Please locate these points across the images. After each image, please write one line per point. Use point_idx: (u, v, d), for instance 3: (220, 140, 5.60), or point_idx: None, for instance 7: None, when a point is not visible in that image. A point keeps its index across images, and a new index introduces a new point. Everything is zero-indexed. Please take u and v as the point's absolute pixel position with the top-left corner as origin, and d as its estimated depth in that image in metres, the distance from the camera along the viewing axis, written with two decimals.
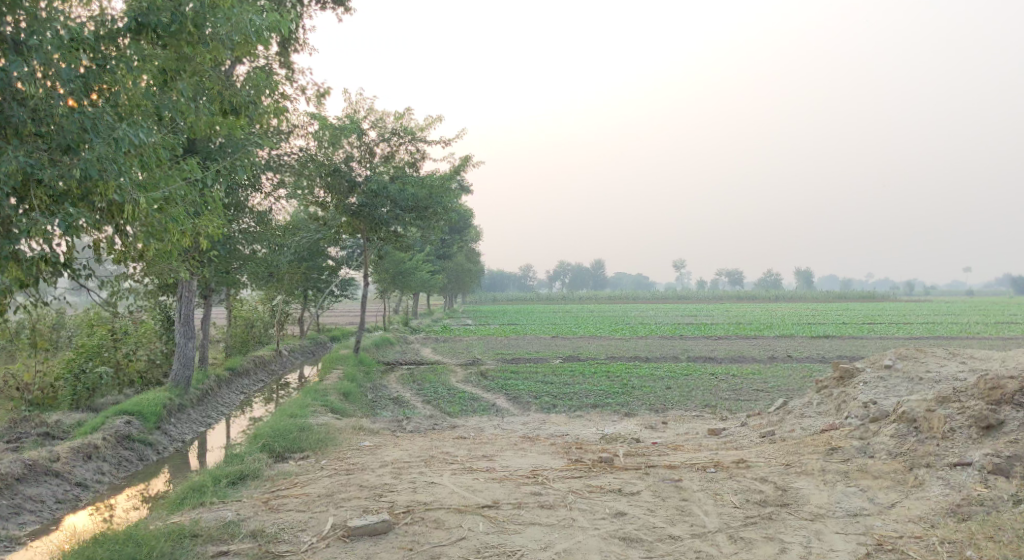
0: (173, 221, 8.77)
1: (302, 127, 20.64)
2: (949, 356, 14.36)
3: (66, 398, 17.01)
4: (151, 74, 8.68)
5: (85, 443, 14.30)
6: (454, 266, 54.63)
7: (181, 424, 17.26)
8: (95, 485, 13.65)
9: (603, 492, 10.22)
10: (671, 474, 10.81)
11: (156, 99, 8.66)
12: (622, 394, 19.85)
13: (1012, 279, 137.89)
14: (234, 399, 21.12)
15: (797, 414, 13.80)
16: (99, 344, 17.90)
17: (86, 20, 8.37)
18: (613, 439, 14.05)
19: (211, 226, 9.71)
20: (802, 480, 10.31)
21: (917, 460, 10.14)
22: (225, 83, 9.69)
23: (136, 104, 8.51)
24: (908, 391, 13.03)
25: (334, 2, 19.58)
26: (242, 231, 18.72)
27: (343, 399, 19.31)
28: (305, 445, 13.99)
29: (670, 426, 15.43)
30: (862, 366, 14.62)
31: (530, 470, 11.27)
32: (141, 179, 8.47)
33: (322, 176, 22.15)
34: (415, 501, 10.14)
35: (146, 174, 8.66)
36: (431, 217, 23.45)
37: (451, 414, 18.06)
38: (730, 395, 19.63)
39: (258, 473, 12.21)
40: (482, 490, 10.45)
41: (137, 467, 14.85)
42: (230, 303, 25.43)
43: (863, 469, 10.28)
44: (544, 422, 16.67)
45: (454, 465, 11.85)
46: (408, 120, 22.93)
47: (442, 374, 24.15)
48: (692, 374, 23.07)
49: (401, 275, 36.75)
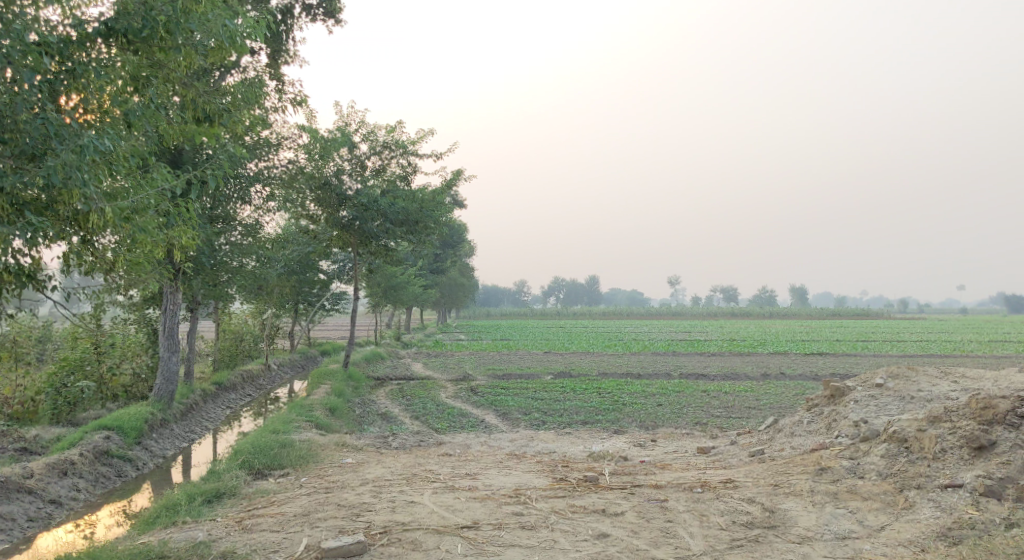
0: (142, 232, 8.68)
1: (291, 139, 20.46)
2: (942, 375, 14.16)
3: (47, 413, 16.66)
4: (120, 81, 8.51)
5: (61, 459, 14.01)
6: (448, 281, 54.32)
7: (163, 439, 16.93)
8: (70, 502, 13.37)
9: (586, 513, 9.97)
10: (657, 494, 10.56)
11: (125, 105, 8.47)
12: (613, 411, 19.60)
13: (1005, 298, 137.78)
14: (219, 413, 20.82)
15: (787, 433, 13.59)
16: (82, 357, 17.63)
17: (55, 24, 8.22)
18: (602, 457, 13.80)
19: (186, 237, 9.54)
20: (790, 501, 10.06)
21: (907, 482, 9.91)
22: (199, 89, 9.46)
23: (104, 110, 8.36)
24: (900, 410, 12.82)
25: (325, 13, 19.44)
26: (229, 244, 18.47)
27: (330, 414, 19.02)
28: (286, 462, 13.72)
29: (660, 444, 15.18)
30: (853, 385, 14.41)
31: (513, 489, 11.01)
32: (106, 187, 8.35)
33: (311, 189, 21.97)
34: (392, 521, 9.87)
35: (113, 183, 8.54)
36: (423, 230, 23.22)
37: (439, 430, 17.78)
38: (722, 413, 19.39)
39: (235, 490, 11.94)
40: (462, 509, 10.19)
41: (115, 483, 14.54)
42: (219, 316, 25.18)
43: (853, 490, 10.05)
44: (532, 439, 16.41)
45: (436, 483, 11.58)
46: (399, 134, 22.77)
47: (432, 390, 23.88)
48: (684, 391, 22.82)
49: (394, 289, 36.49)
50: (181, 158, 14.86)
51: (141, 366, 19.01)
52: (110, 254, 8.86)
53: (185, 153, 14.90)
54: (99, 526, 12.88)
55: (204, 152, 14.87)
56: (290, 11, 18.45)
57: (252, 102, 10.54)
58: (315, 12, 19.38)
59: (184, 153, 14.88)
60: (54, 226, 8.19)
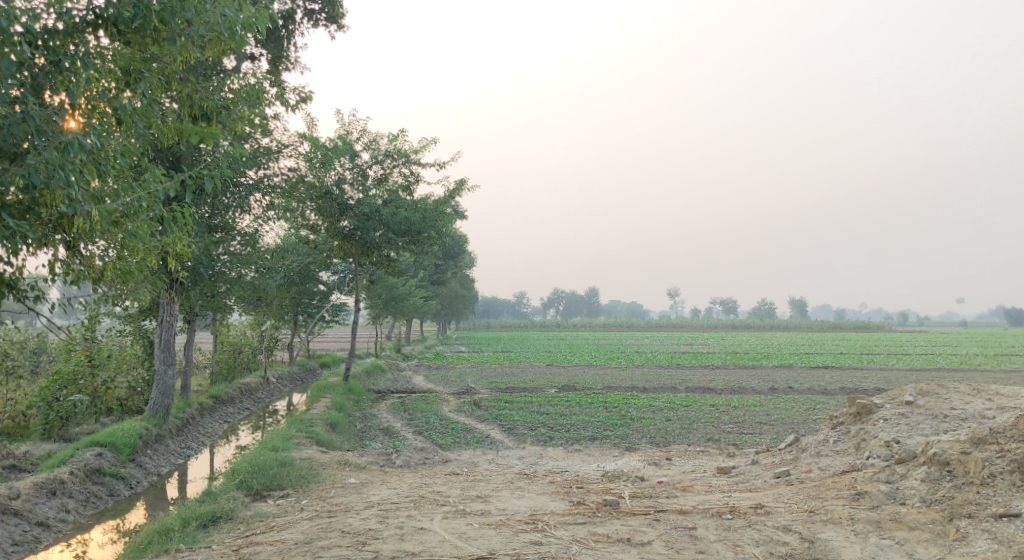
0: (132, 237, 8.05)
1: (293, 148, 19.89)
2: (974, 392, 13.50)
3: (38, 428, 16.06)
4: (111, 75, 7.89)
5: (50, 477, 13.32)
6: (448, 292, 53.66)
7: (158, 455, 16.19)
8: (58, 524, 12.68)
9: (611, 543, 9.29)
10: (683, 521, 9.87)
11: (114, 101, 7.83)
12: (622, 426, 18.90)
13: (1005, 311, 136.64)
14: (216, 427, 20.10)
15: (812, 452, 12.87)
16: (76, 370, 16.92)
17: (43, 15, 7.64)
18: (616, 477, 13.11)
19: (182, 243, 8.92)
20: (829, 530, 9.41)
21: (956, 510, 9.27)
22: (196, 85, 8.78)
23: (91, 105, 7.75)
24: (934, 430, 12.18)
25: (327, 17, 18.86)
26: (229, 253, 17.80)
27: (331, 429, 18.31)
28: (286, 482, 13.03)
29: (675, 463, 14.48)
30: (879, 402, 13.68)
31: (529, 514, 10.33)
32: (93, 188, 7.74)
33: (312, 198, 21.39)
34: (401, 551, 9.20)
35: (100, 186, 7.92)
36: (425, 241, 22.54)
37: (443, 446, 17.08)
38: (734, 429, 18.64)
39: (232, 514, 11.23)
40: (476, 537, 9.51)
41: (107, 504, 13.83)
42: (216, 327, 24.50)
43: (897, 518, 9.40)
44: (541, 456, 15.72)
45: (446, 508, 10.86)
46: (402, 143, 22.15)
47: (435, 404, 23.16)
48: (692, 405, 22.07)
49: (394, 300, 35.80)
50: (177, 160, 14.27)
51: (136, 379, 18.29)
52: (99, 263, 8.27)
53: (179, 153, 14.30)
54: (90, 550, 12.22)
55: (199, 150, 14.26)
56: (291, 16, 17.88)
57: (253, 103, 9.83)
58: (317, 17, 18.79)
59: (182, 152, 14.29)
60: (36, 230, 7.63)
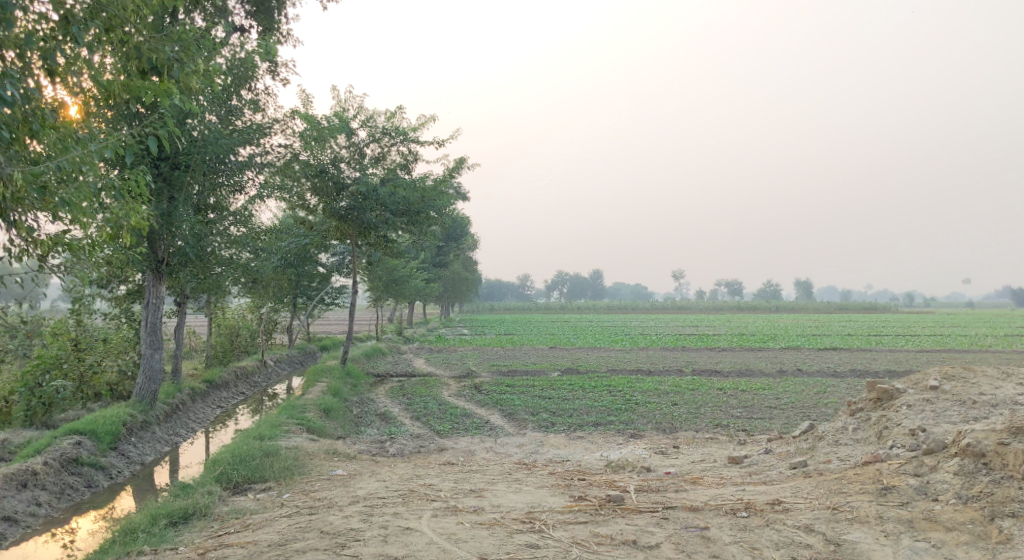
0: (67, 206, 7.58)
1: (286, 123, 18.94)
2: (1004, 377, 12.62)
3: (19, 416, 15.15)
4: (38, 18, 7.29)
5: (22, 469, 12.48)
6: (449, 275, 52.72)
7: (142, 443, 15.30)
8: (27, 519, 11.88)
9: (615, 546, 8.47)
10: (695, 520, 9.03)
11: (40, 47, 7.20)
12: (626, 411, 18.04)
13: (1011, 292, 134.47)
14: (208, 412, 19.25)
15: (831, 441, 11.98)
16: (59, 355, 16.08)
17: None
18: (622, 467, 12.27)
19: (136, 217, 8.29)
20: (857, 530, 8.60)
21: (998, 508, 8.45)
22: (146, 35, 7.88)
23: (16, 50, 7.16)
24: (962, 418, 11.33)
25: None
26: (221, 234, 16.89)
27: (324, 415, 17.41)
28: (269, 474, 12.20)
29: (684, 452, 13.60)
30: (902, 387, 12.74)
31: (527, 511, 9.51)
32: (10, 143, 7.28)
33: (307, 177, 20.38)
34: (382, 556, 8.41)
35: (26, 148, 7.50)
36: (424, 221, 21.65)
37: (441, 433, 16.23)
38: (743, 413, 17.80)
39: (207, 510, 10.42)
40: (467, 540, 8.69)
41: (83, 496, 13.00)
42: (210, 310, 23.62)
43: (932, 517, 8.59)
44: (542, 445, 14.87)
45: (438, 504, 10.04)
46: (399, 120, 21.17)
47: (434, 388, 22.24)
48: (699, 389, 21.20)
49: (394, 283, 34.94)
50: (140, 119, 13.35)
51: (126, 363, 17.37)
52: (31, 230, 7.89)
53: (139, 108, 13.27)
54: (78, 539, 11.64)
55: (157, 111, 13.35)
56: None
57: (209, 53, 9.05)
58: None
59: (140, 110, 13.22)
60: None
